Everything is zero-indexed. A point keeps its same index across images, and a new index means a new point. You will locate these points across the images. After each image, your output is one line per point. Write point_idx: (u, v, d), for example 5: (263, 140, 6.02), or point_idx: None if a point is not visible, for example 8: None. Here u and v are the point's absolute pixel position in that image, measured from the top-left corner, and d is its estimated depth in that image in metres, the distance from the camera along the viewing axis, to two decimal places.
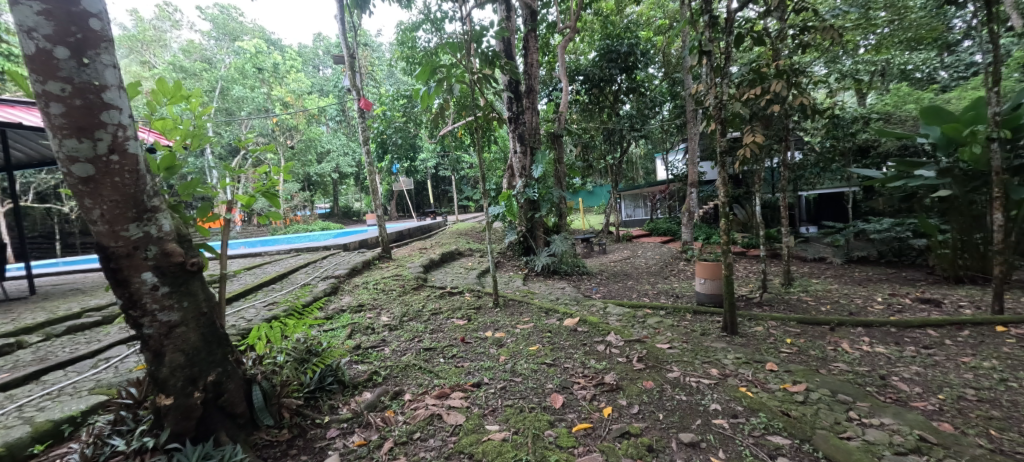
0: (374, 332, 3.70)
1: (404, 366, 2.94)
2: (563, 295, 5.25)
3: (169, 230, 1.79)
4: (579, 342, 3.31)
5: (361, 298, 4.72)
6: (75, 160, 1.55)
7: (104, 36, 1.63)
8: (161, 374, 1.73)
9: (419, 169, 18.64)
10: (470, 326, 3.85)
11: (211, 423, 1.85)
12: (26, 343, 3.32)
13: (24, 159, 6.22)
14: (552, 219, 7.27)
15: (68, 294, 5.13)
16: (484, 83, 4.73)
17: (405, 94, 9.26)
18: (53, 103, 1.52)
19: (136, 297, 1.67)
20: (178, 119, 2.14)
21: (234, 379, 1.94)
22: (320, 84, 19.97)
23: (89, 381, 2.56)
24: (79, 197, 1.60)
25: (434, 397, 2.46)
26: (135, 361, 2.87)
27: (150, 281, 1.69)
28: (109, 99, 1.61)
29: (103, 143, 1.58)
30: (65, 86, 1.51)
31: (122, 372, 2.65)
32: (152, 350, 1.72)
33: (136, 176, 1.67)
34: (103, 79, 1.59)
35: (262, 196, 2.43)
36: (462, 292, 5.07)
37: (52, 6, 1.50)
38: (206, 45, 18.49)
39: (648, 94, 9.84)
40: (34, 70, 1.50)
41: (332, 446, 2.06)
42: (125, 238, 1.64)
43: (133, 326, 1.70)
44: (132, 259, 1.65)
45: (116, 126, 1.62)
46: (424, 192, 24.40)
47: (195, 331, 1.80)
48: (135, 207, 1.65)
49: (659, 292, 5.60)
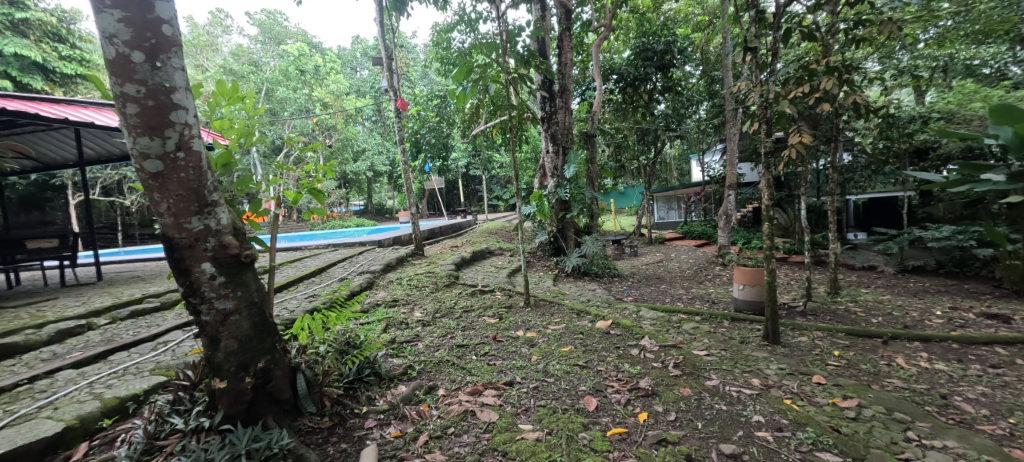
0: (408, 327, 3.80)
1: (438, 361, 3.00)
2: (595, 296, 5.18)
3: (227, 224, 1.89)
4: (612, 345, 3.27)
5: (395, 293, 4.85)
6: (147, 157, 1.67)
7: (175, 41, 1.74)
8: (217, 358, 1.84)
9: (450, 168, 18.90)
10: (502, 325, 3.87)
11: (260, 407, 1.95)
12: (96, 325, 3.62)
13: (93, 155, 6.75)
14: (583, 220, 7.15)
15: (130, 281, 5.50)
16: (520, 83, 4.73)
17: (439, 95, 9.41)
18: (130, 103, 1.64)
19: (195, 285, 1.78)
20: (232, 119, 2.26)
21: (280, 367, 2.03)
22: (357, 85, 20.64)
23: (150, 362, 2.77)
24: (148, 192, 1.72)
25: (468, 393, 2.50)
26: (190, 345, 3.07)
27: (209, 271, 1.79)
28: (177, 100, 1.72)
29: (171, 141, 1.69)
30: (140, 88, 1.63)
31: (179, 355, 2.84)
32: (209, 335, 1.83)
33: (199, 172, 1.78)
34: (172, 81, 1.70)
35: (308, 193, 2.54)
36: (493, 291, 5.09)
37: (131, 14, 1.61)
38: (254, 49, 19.48)
39: (685, 93, 9.58)
40: (113, 72, 1.62)
41: (370, 436, 2.12)
42: (188, 230, 1.74)
43: (192, 312, 1.81)
44: (194, 250, 1.76)
45: (183, 125, 1.73)
46: (454, 191, 24.70)
47: (247, 319, 1.90)
48: (198, 202, 1.76)
49: (694, 296, 5.44)
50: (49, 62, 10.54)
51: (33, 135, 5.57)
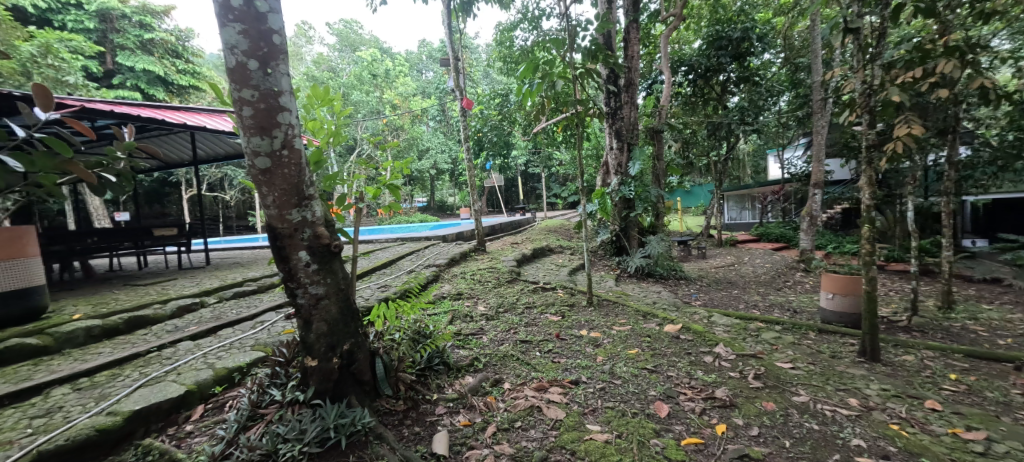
0: (473, 320, 3.90)
1: (503, 355, 3.05)
2: (661, 299, 4.96)
3: (321, 216, 2.06)
4: (683, 350, 3.11)
5: (460, 287, 5.00)
6: (258, 155, 1.86)
7: (282, 49, 1.91)
8: (310, 339, 2.02)
9: (510, 166, 19.08)
10: (565, 323, 3.84)
11: (345, 387, 2.10)
12: (207, 303, 4.13)
13: (204, 155, 7.70)
14: (648, 219, 6.88)
15: (230, 267, 6.21)
16: (585, 78, 4.64)
17: (501, 93, 9.53)
18: (245, 107, 1.83)
19: (294, 272, 1.96)
20: (323, 120, 2.45)
21: (363, 351, 2.18)
22: (423, 87, 21.54)
23: (251, 338, 3.11)
24: (257, 186, 1.91)
25: (534, 389, 2.51)
26: (282, 325, 3.40)
27: (305, 258, 1.97)
28: (283, 103, 1.89)
29: (277, 140, 1.87)
30: (254, 93, 1.82)
31: (274, 334, 3.16)
32: (304, 317, 2.00)
33: (299, 168, 1.95)
34: (279, 86, 1.87)
35: (386, 188, 2.69)
36: (555, 288, 5.06)
37: (248, 26, 1.80)
38: (333, 57, 21.05)
39: (765, 84, 8.85)
40: (233, 79, 1.82)
41: (441, 422, 2.22)
42: (289, 221, 1.92)
43: (290, 295, 2.00)
44: (293, 239, 1.94)
45: (287, 126, 1.91)
46: (513, 189, 24.92)
47: (335, 304, 2.06)
48: (297, 196, 1.94)
49: (773, 304, 5.03)
50: (168, 76, 12.61)
51: (158, 139, 6.47)
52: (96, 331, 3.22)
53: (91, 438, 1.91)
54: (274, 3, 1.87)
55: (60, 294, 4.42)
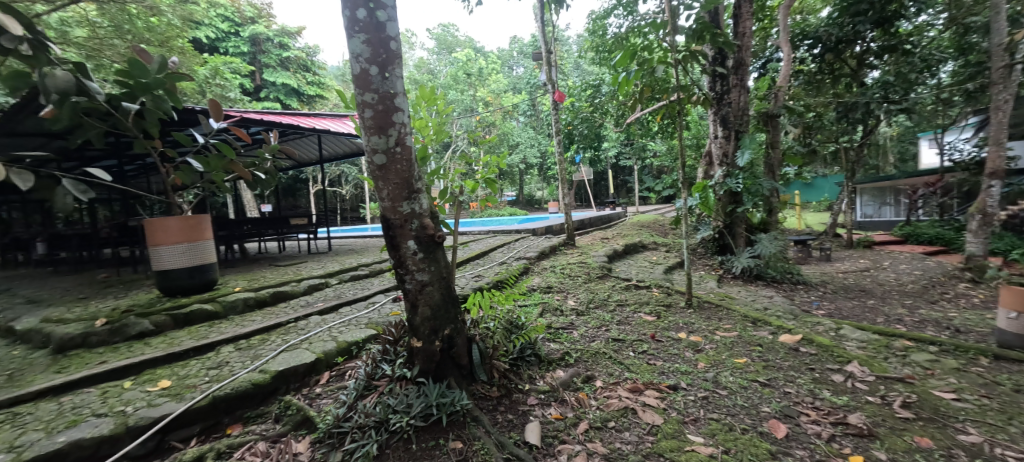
0: (563, 314, 3.88)
1: (595, 352, 2.99)
2: (773, 305, 4.43)
3: (427, 208, 2.21)
4: (803, 364, 2.75)
5: (549, 280, 5.02)
6: (376, 152, 2.06)
7: (398, 54, 2.08)
8: (416, 321, 2.19)
9: (601, 158, 18.56)
10: (661, 324, 3.63)
11: (446, 369, 2.24)
12: (330, 284, 4.72)
13: (327, 155, 8.76)
14: (759, 215, 6.18)
15: (347, 253, 7.01)
16: (688, 62, 4.28)
17: (592, 84, 9.25)
18: (367, 109, 2.03)
19: (403, 259, 2.13)
20: (428, 118, 2.61)
21: (461, 337, 2.30)
22: (514, 82, 21.91)
23: (365, 317, 3.48)
24: (375, 181, 2.12)
25: (628, 390, 2.43)
26: (390, 307, 3.74)
27: (413, 248, 2.13)
28: (397, 104, 2.06)
29: (392, 139, 2.04)
30: (374, 96, 2.00)
31: (383, 314, 3.50)
32: (411, 301, 2.18)
33: (409, 164, 2.11)
34: (395, 88, 2.04)
35: (484, 182, 2.78)
36: (649, 287, 4.81)
37: (371, 36, 1.98)
38: (432, 60, 22.42)
39: (918, 53, 7.32)
40: (357, 84, 2.02)
41: (533, 412, 2.25)
42: (400, 212, 2.09)
43: (399, 281, 2.19)
44: (403, 228, 2.11)
45: (401, 125, 2.07)
46: (604, 182, 24.22)
47: (438, 291, 2.20)
48: (408, 189, 2.10)
49: (924, 319, 4.18)
50: (300, 87, 14.80)
51: (293, 141, 7.52)
52: (250, 301, 3.90)
53: (249, 389, 2.32)
54: (392, 12, 2.03)
55: (225, 271, 5.42)
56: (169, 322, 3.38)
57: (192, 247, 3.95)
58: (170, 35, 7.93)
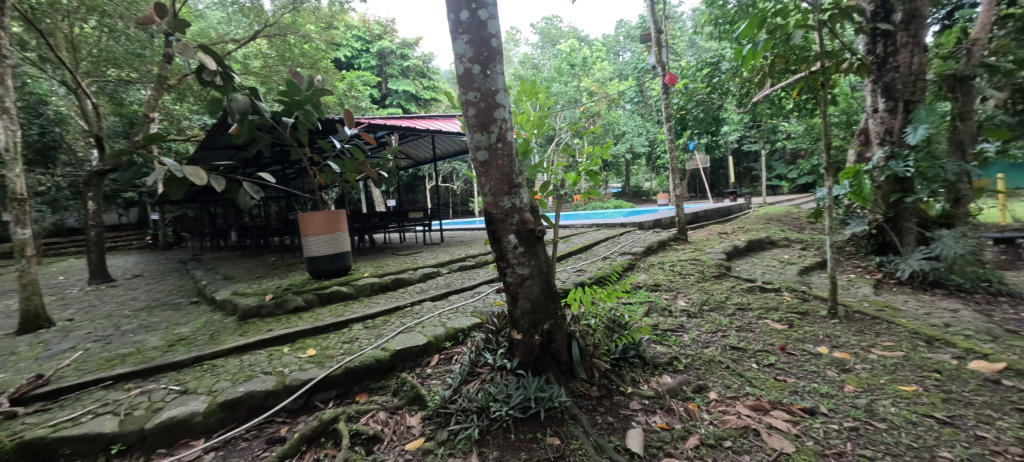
0: (672, 315, 3.60)
1: (708, 360, 2.72)
2: (959, 321, 3.50)
3: (527, 203, 2.21)
4: (1005, 403, 2.13)
5: (657, 278, 4.70)
6: (479, 149, 2.12)
7: (499, 51, 2.10)
8: (516, 314, 2.22)
9: (719, 144, 16.78)
10: (793, 334, 3.15)
11: (545, 364, 2.24)
12: (441, 273, 5.08)
13: (440, 153, 9.42)
14: (937, 206, 4.95)
15: (456, 244, 7.48)
16: (839, 23, 3.56)
17: (710, 61, 8.34)
18: (470, 108, 2.10)
19: (504, 253, 2.18)
20: (530, 112, 2.60)
21: (561, 332, 2.27)
22: (621, 69, 20.95)
23: (470, 305, 3.67)
24: (478, 176, 2.19)
25: (749, 407, 2.16)
26: (493, 297, 3.88)
27: (514, 241, 2.16)
28: (499, 101, 2.09)
29: (494, 135, 2.09)
30: (477, 94, 2.06)
31: (487, 304, 3.65)
32: (512, 294, 2.22)
33: (510, 159, 2.13)
34: (496, 85, 2.07)
35: (586, 175, 2.69)
36: (778, 290, 4.20)
37: (473, 36, 2.04)
38: (536, 55, 22.61)
39: None
40: (461, 85, 2.10)
41: (636, 418, 2.14)
42: (502, 207, 2.14)
43: (501, 273, 2.24)
44: (504, 223, 2.15)
45: (502, 121, 2.10)
46: (722, 170, 21.89)
47: (538, 285, 2.21)
48: (508, 184, 2.12)
49: None
50: (418, 92, 16.21)
51: (411, 142, 8.25)
52: (375, 286, 4.39)
53: (372, 364, 2.61)
54: (493, 10, 2.06)
55: (357, 258, 6.20)
56: (315, 300, 4.00)
57: (333, 236, 4.58)
58: (317, 57, 9.28)
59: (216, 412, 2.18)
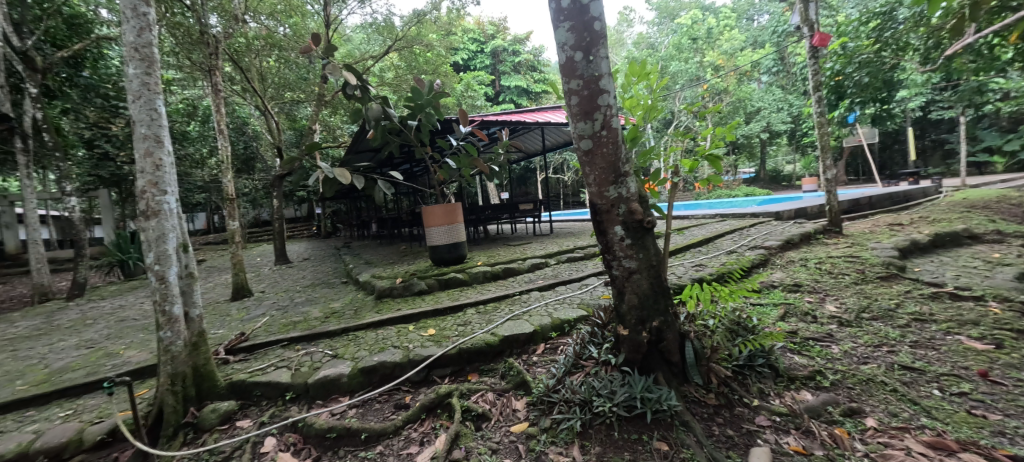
0: (816, 321, 3.08)
1: (865, 379, 2.28)
2: None
3: (635, 192, 2.10)
4: None
5: (798, 277, 4.06)
6: (582, 138, 2.07)
7: (602, 34, 2.01)
8: (623, 308, 2.15)
9: (891, 115, 13.63)
10: (1000, 358, 2.44)
11: (653, 363, 2.12)
12: (549, 264, 5.13)
13: (551, 144, 9.46)
14: None
15: (566, 235, 7.47)
16: None
17: (879, 11, 6.30)
18: (573, 96, 2.06)
19: (610, 245, 2.11)
20: (639, 95, 2.44)
21: (673, 331, 2.12)
22: (755, 36, 18.35)
23: (577, 297, 3.65)
24: (582, 166, 2.15)
25: (924, 444, 1.79)
26: (601, 290, 3.79)
27: (620, 233, 2.07)
28: (603, 86, 2.00)
29: (598, 123, 2.02)
30: (580, 81, 2.01)
31: (594, 296, 3.58)
32: (618, 288, 2.15)
33: (616, 146, 2.04)
34: (600, 70, 1.99)
35: (705, 159, 2.42)
36: (978, 298, 3.28)
37: (575, 22, 1.99)
38: (652, 33, 21.13)
39: None
40: (564, 74, 2.07)
41: (763, 436, 1.93)
42: (607, 197, 2.07)
43: (607, 266, 2.18)
44: (609, 214, 2.08)
45: (606, 107, 2.01)
46: (896, 147, 17.76)
47: (647, 279, 2.09)
48: (614, 173, 2.04)
49: None
50: (529, 86, 16.49)
51: (522, 136, 8.44)
52: (488, 274, 4.64)
53: (482, 347, 2.77)
54: None
55: (472, 248, 6.63)
56: (436, 284, 4.40)
57: (451, 227, 4.95)
58: (438, 63, 10.08)
59: (357, 376, 2.56)
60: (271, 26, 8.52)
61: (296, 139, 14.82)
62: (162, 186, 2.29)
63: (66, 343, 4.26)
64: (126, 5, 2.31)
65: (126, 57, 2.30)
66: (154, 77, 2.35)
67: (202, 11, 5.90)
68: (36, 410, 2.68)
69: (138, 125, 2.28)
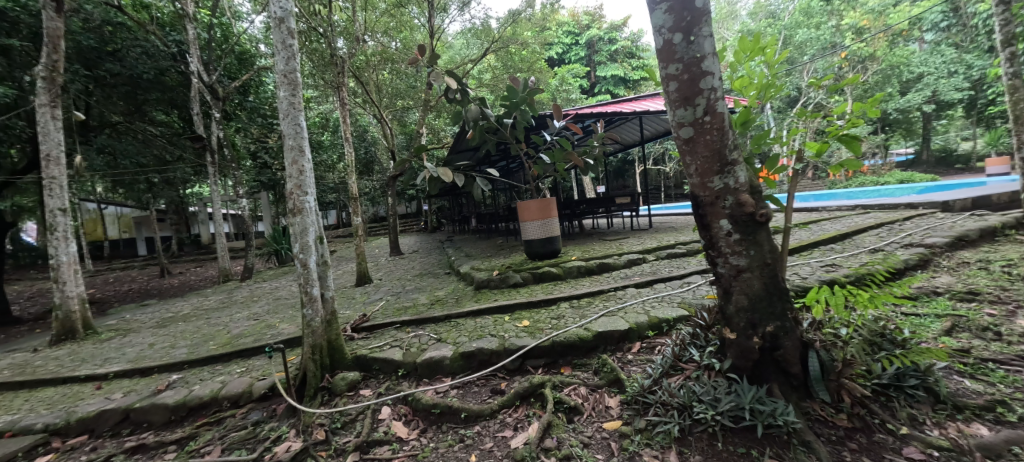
0: (999, 339, 2.46)
1: None
2: None
3: (745, 182, 1.90)
4: None
5: (973, 283, 3.27)
6: (682, 126, 1.94)
7: (706, 10, 1.85)
8: (730, 310, 1.98)
9: None
10: None
11: (767, 372, 1.92)
12: (648, 260, 4.89)
13: (651, 134, 8.94)
14: None
15: (667, 230, 7.04)
16: None
17: None
18: (671, 82, 1.93)
19: (715, 240, 1.95)
20: (753, 74, 2.19)
21: (792, 338, 1.88)
22: None
23: (678, 295, 3.42)
24: (682, 156, 2.01)
25: None
26: (706, 289, 3.50)
27: (726, 228, 1.90)
28: (706, 67, 1.84)
29: (700, 108, 1.87)
30: (679, 65, 1.88)
31: (697, 296, 3.33)
32: (724, 287, 1.98)
33: (722, 133, 1.87)
34: (702, 50, 1.83)
35: (837, 141, 2.08)
36: None
37: (673, 2, 1.86)
38: None
39: None
40: (661, 59, 1.96)
41: None
42: (711, 189, 1.91)
43: (711, 263, 2.03)
44: (714, 206, 1.92)
45: (710, 90, 1.85)
46: None
47: (759, 279, 1.89)
48: (719, 162, 1.88)
49: None
50: (627, 75, 15.74)
51: (619, 127, 8.13)
52: (582, 269, 4.60)
53: (575, 341, 2.77)
54: None
55: (567, 242, 6.62)
56: (530, 277, 4.51)
57: (546, 222, 5.01)
58: (533, 60, 10.20)
59: (457, 359, 2.75)
60: (385, 43, 9.48)
61: (406, 142, 16.27)
62: (305, 189, 2.71)
63: (240, 315, 5.31)
64: (278, 39, 2.77)
65: (278, 82, 2.75)
66: (298, 97, 2.77)
67: (332, 36, 6.82)
68: (222, 365, 3.41)
69: (287, 138, 2.73)
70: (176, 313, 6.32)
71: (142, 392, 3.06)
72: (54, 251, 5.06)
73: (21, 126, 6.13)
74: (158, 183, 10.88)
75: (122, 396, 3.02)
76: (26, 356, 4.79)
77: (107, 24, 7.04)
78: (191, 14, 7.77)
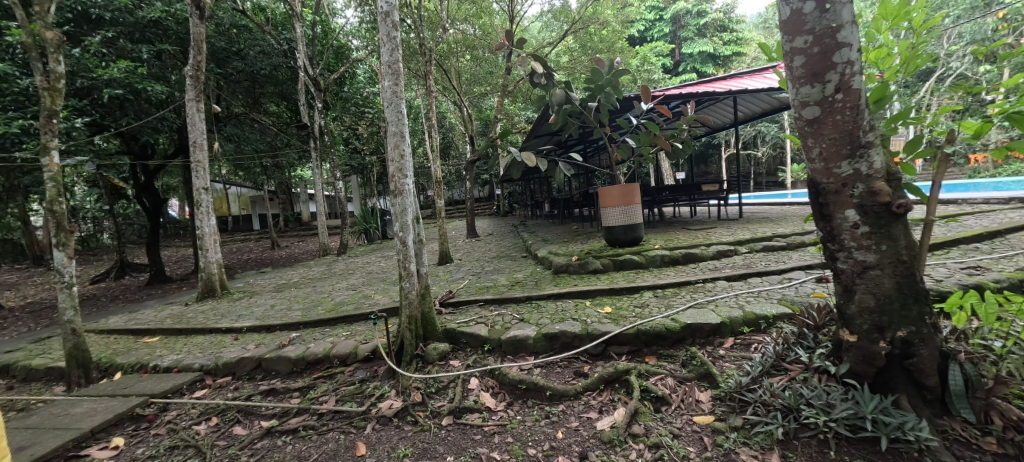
0: None
1: None
2: None
3: (881, 168, 1.69)
4: None
5: None
6: (806, 105, 1.77)
7: None
8: (851, 310, 1.81)
9: None
10: None
11: (893, 380, 1.73)
12: (740, 252, 4.56)
13: (746, 115, 8.20)
14: None
15: (761, 221, 6.44)
16: None
17: None
18: (798, 56, 1.76)
19: (836, 232, 1.77)
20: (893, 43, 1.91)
21: (929, 346, 1.67)
22: None
23: (778, 292, 3.15)
24: (804, 138, 1.84)
25: None
26: (811, 287, 3.18)
27: (852, 219, 1.72)
28: (842, 38, 1.65)
29: (830, 84, 1.68)
30: (808, 37, 1.71)
31: (801, 294, 3.04)
32: (845, 284, 1.81)
33: (856, 111, 1.67)
34: (839, 19, 1.64)
35: (1004, 119, 1.73)
36: None
37: None
38: None
39: None
40: (786, 31, 1.79)
41: None
42: (837, 175, 1.73)
43: (830, 258, 1.85)
44: (839, 196, 1.74)
45: (846, 64, 1.65)
46: None
47: (890, 278, 1.69)
48: (850, 145, 1.69)
49: None
50: (717, 50, 14.45)
51: (711, 107, 7.55)
52: (666, 259, 4.42)
53: (662, 331, 2.68)
54: None
55: (647, 230, 6.37)
56: (610, 264, 4.44)
57: (628, 208, 4.86)
58: (613, 39, 9.76)
59: (541, 340, 2.83)
60: (465, 30, 9.62)
61: (483, 128, 16.61)
62: (404, 172, 2.92)
63: (341, 285, 5.93)
64: (384, 32, 2.98)
65: (383, 73, 2.94)
66: (400, 86, 2.95)
67: (419, 27, 7.08)
68: (331, 328, 3.86)
69: (390, 125, 2.94)
70: (288, 280, 7.25)
71: (270, 345, 3.57)
72: (200, 223, 6.01)
73: (174, 118, 7.28)
74: (271, 167, 12.36)
75: (256, 347, 3.56)
76: (180, 309, 5.83)
77: (234, 27, 8.05)
78: (298, 13, 8.56)
